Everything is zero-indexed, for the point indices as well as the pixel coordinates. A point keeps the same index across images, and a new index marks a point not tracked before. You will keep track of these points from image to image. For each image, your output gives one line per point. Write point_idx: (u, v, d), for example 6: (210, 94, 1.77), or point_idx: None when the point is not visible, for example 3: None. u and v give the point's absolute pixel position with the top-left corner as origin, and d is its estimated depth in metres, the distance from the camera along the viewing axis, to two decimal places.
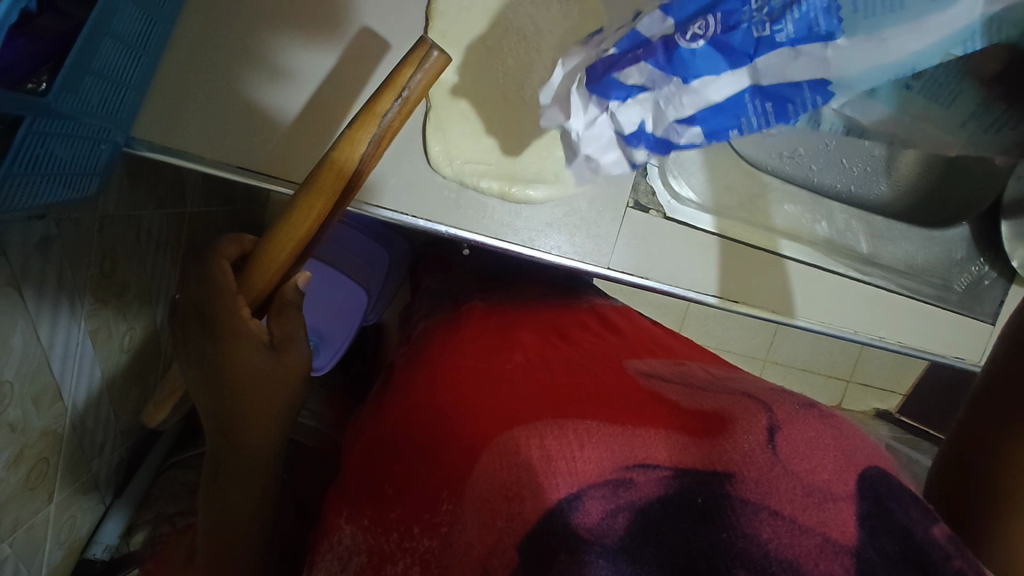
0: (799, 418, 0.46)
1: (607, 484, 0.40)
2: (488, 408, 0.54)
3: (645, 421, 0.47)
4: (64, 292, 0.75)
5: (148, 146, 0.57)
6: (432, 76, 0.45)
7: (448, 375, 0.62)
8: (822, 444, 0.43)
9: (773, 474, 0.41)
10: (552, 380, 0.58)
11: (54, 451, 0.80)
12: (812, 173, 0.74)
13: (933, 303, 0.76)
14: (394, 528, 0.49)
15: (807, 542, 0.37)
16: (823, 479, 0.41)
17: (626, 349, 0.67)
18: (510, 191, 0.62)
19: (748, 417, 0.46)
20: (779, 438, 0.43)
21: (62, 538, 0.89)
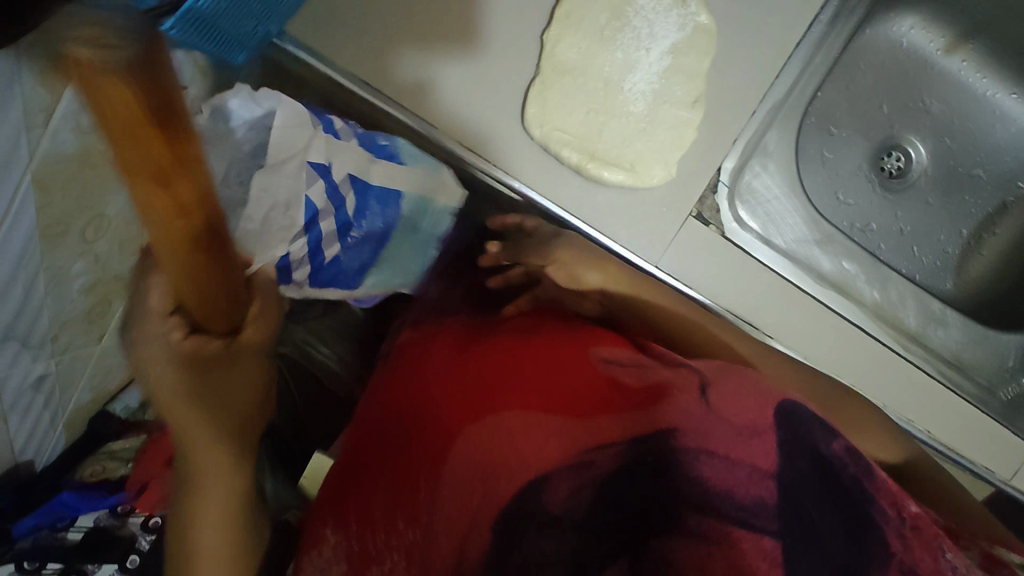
0: (726, 371, 0.47)
1: (578, 470, 0.40)
2: (458, 384, 0.50)
3: (604, 404, 0.45)
4: None
5: (296, 43, 0.65)
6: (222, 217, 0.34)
7: (424, 342, 0.58)
8: (745, 389, 0.44)
9: (706, 424, 0.41)
10: (522, 340, 0.53)
11: (117, 296, 0.88)
12: (880, 249, 0.85)
13: (972, 403, 0.73)
14: (365, 509, 0.45)
15: (737, 473, 0.39)
16: (749, 418, 0.42)
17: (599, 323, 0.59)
18: (587, 166, 0.67)
19: (678, 376, 0.46)
20: (711, 395, 0.44)
21: (94, 384, 0.95)
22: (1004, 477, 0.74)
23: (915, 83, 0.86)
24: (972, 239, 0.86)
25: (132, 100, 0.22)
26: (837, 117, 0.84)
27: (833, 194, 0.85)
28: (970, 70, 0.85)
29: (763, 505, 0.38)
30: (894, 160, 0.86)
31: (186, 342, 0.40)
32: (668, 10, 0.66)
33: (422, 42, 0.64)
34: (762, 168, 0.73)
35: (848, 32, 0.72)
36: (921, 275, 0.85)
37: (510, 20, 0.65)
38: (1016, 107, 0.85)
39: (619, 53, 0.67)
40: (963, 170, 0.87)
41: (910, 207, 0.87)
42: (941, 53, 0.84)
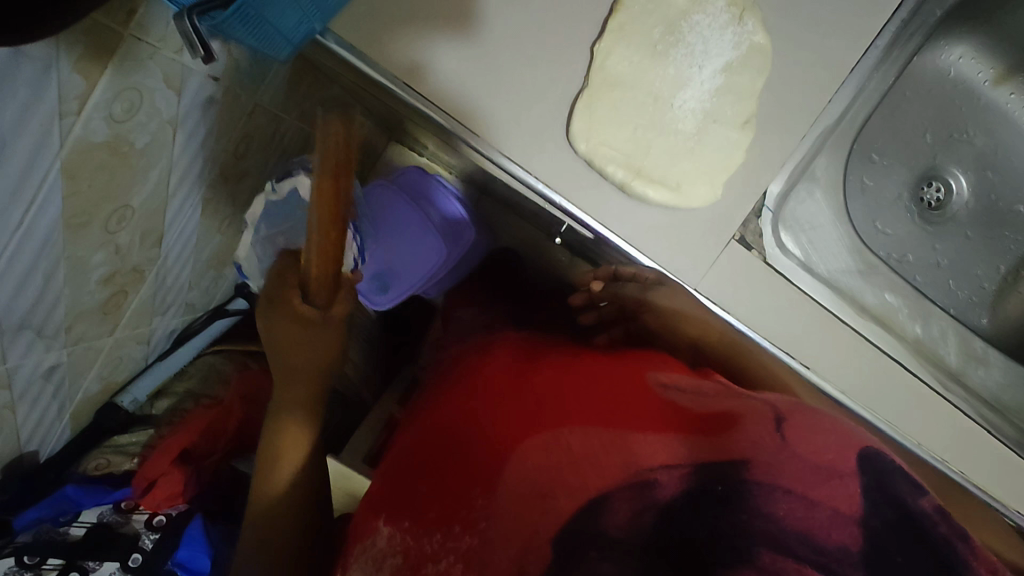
0: (803, 410, 0.47)
1: (642, 486, 0.39)
2: (517, 411, 0.52)
3: (665, 426, 0.46)
4: (201, 152, 0.83)
5: (338, 42, 0.61)
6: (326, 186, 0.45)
7: (480, 376, 0.62)
8: (825, 429, 0.43)
9: (783, 457, 0.40)
10: (576, 373, 0.56)
11: (134, 288, 0.86)
12: (919, 280, 0.83)
13: (1010, 447, 0.71)
14: (423, 517, 0.46)
15: (817, 513, 0.36)
16: (829, 458, 0.40)
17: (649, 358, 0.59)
18: (631, 183, 0.65)
19: (753, 412, 0.45)
20: (785, 427, 0.43)
21: (103, 375, 0.92)
22: None
23: (959, 114, 0.84)
24: (1009, 276, 0.85)
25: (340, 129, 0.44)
26: (881, 144, 0.83)
27: (874, 222, 0.83)
28: (1016, 103, 0.84)
29: (846, 552, 0.35)
30: (934, 191, 0.85)
31: (307, 309, 0.54)
32: (724, 28, 0.64)
33: (472, 48, 0.62)
34: (807, 193, 0.71)
35: (904, 59, 0.71)
36: (957, 310, 0.83)
37: (561, 27, 0.62)
38: None
39: (671, 68, 0.65)
40: (1004, 206, 0.85)
41: (949, 239, 0.85)
42: (988, 85, 0.83)
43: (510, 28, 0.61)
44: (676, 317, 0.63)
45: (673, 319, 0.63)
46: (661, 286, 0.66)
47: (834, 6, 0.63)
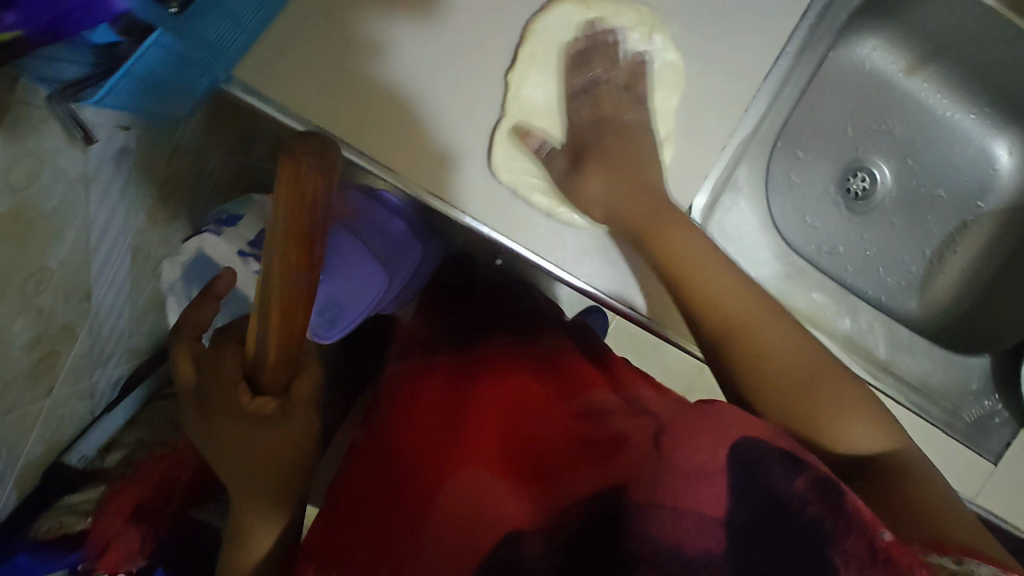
0: (686, 414, 0.49)
1: (557, 523, 0.46)
2: (439, 444, 0.56)
3: (569, 460, 0.51)
4: (121, 203, 0.80)
5: (242, 87, 0.60)
6: (291, 258, 0.35)
7: (416, 404, 0.63)
8: (701, 428, 0.45)
9: (657, 474, 0.44)
10: (507, 402, 0.60)
11: (65, 348, 0.83)
12: (847, 272, 0.86)
13: (938, 426, 0.75)
14: (353, 554, 0.49)
15: (685, 524, 0.41)
16: (701, 460, 0.42)
17: (558, 379, 0.65)
18: (557, 210, 0.66)
19: (639, 432, 0.50)
20: (663, 440, 0.47)
21: (46, 436, 0.89)
22: (970, 497, 0.76)
23: (879, 105, 0.86)
24: (934, 258, 0.88)
25: (311, 175, 0.32)
26: (804, 141, 0.85)
27: (801, 218, 0.86)
28: (930, 91, 0.85)
29: (710, 554, 0.39)
30: (859, 181, 0.87)
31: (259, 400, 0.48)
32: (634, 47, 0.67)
33: (384, 89, 0.61)
34: (733, 200, 0.72)
35: (816, 62, 0.71)
36: (885, 296, 0.86)
37: (469, 61, 0.62)
38: (973, 127, 0.85)
39: (584, 94, 0.68)
40: (925, 191, 0.88)
41: (876, 227, 0.88)
42: (901, 75, 0.84)
43: (421, 68, 0.61)
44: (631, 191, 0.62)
45: (622, 190, 0.62)
46: (606, 168, 0.64)
47: (737, 21, 0.65)
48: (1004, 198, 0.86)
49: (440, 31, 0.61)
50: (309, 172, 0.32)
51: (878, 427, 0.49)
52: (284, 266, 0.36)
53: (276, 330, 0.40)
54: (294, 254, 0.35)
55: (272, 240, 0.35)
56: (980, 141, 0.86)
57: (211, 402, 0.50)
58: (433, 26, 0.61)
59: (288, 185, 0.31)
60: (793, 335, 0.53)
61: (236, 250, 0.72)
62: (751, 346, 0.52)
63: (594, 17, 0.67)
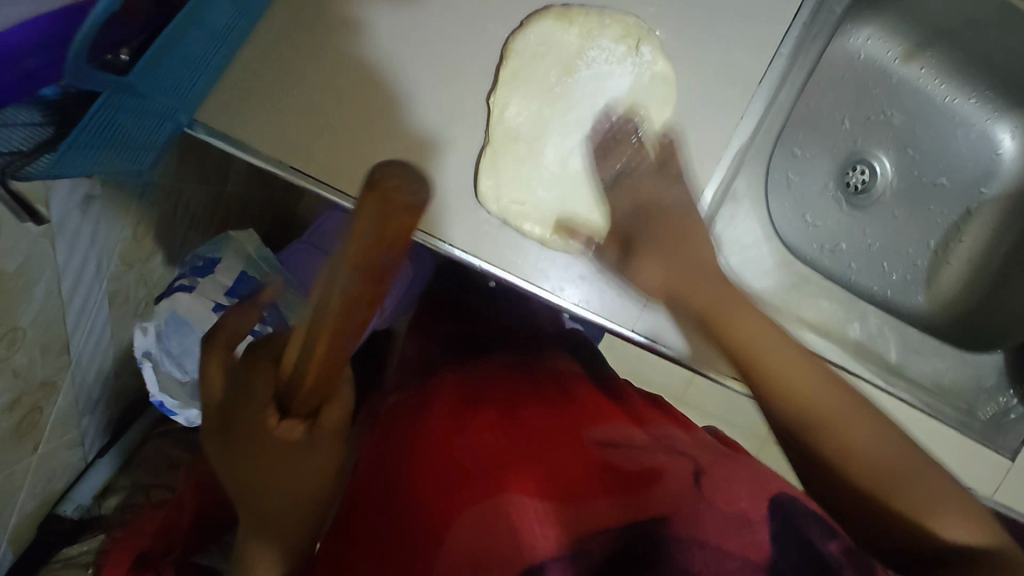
0: (721, 466, 0.51)
1: (586, 542, 0.44)
2: (452, 462, 0.52)
3: (597, 484, 0.49)
4: (94, 251, 0.76)
5: (208, 130, 0.58)
6: (366, 258, 0.27)
7: (424, 415, 0.59)
8: (739, 480, 0.48)
9: (699, 511, 0.45)
10: (523, 417, 0.58)
11: (48, 402, 0.80)
12: (851, 269, 0.84)
13: (954, 428, 0.73)
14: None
15: (730, 564, 0.42)
16: (741, 506, 0.45)
17: (580, 397, 0.62)
18: (550, 238, 0.62)
19: (676, 466, 0.50)
20: (703, 481, 0.48)
21: (37, 490, 0.87)
22: (988, 494, 0.73)
23: (875, 95, 0.83)
24: (939, 249, 0.85)
25: (382, 200, 0.25)
26: (800, 138, 0.82)
27: (801, 217, 0.83)
28: (928, 78, 0.82)
29: None
30: (859, 174, 0.84)
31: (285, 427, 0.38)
32: (623, 59, 0.63)
33: (358, 123, 0.59)
34: (732, 212, 0.69)
35: (811, 63, 0.67)
36: (891, 291, 0.84)
37: (447, 87, 0.60)
38: (973, 113, 0.83)
39: (573, 116, 0.63)
40: (926, 180, 0.85)
41: (879, 221, 0.85)
42: (898, 63, 0.81)
43: (396, 99, 0.59)
44: (677, 273, 0.58)
45: (676, 274, 0.58)
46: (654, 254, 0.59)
47: (730, 27, 0.61)
48: (1008, 183, 0.83)
49: (411, 59, 0.59)
50: (404, 193, 0.25)
51: (977, 519, 0.41)
52: (342, 305, 0.29)
53: (320, 348, 0.32)
54: (351, 286, 0.28)
55: (338, 259, 0.28)
56: (981, 127, 0.83)
57: (232, 421, 0.41)
58: (404, 53, 0.59)
59: (373, 205, 0.25)
60: (870, 413, 0.46)
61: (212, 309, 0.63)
62: (830, 428, 0.44)
63: (578, 31, 0.62)
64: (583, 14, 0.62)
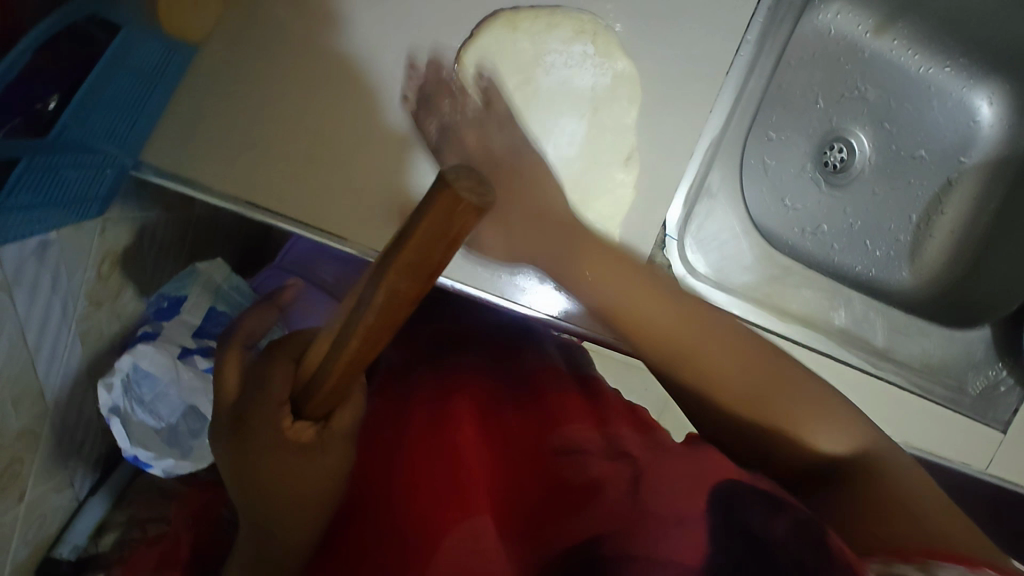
0: (662, 460, 0.46)
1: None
2: (430, 482, 0.48)
3: (569, 508, 0.45)
4: (58, 296, 0.73)
5: (155, 171, 0.56)
6: (418, 266, 0.25)
7: (405, 416, 0.57)
8: (680, 478, 0.42)
9: (634, 516, 0.41)
10: (494, 436, 0.54)
11: (30, 452, 0.78)
12: (833, 251, 0.82)
13: (945, 406, 0.72)
14: None
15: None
16: (677, 507, 0.40)
17: (550, 395, 0.59)
18: None
19: (616, 468, 0.46)
20: (643, 484, 0.43)
21: (29, 538, 0.85)
22: (978, 469, 0.72)
23: (848, 70, 0.81)
24: (921, 222, 0.84)
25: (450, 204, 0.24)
26: (774, 121, 0.80)
27: (779, 201, 0.82)
28: (901, 49, 0.80)
29: None
30: (836, 152, 0.83)
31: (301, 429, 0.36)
32: (582, 60, 0.60)
33: (315, 152, 0.57)
34: (709, 208, 0.67)
35: (779, 47, 0.65)
36: (875, 270, 0.83)
37: (403, 107, 0.58)
38: (948, 81, 0.81)
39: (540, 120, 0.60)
40: (906, 154, 0.83)
41: (859, 199, 0.84)
42: (869, 36, 0.79)
43: (352, 125, 0.58)
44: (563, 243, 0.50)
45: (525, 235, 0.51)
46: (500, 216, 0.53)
47: (695, 18, 0.59)
48: (989, 150, 0.82)
49: (364, 82, 0.57)
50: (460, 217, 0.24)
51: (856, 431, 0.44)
52: (382, 309, 0.27)
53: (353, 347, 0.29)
54: (402, 287, 0.26)
55: (383, 261, 0.26)
56: (958, 96, 0.81)
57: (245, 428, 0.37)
58: (354, 74, 0.57)
59: (440, 212, 0.24)
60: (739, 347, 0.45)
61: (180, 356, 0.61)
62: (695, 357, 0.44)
63: (525, 37, 0.59)
64: (530, 18, 0.59)
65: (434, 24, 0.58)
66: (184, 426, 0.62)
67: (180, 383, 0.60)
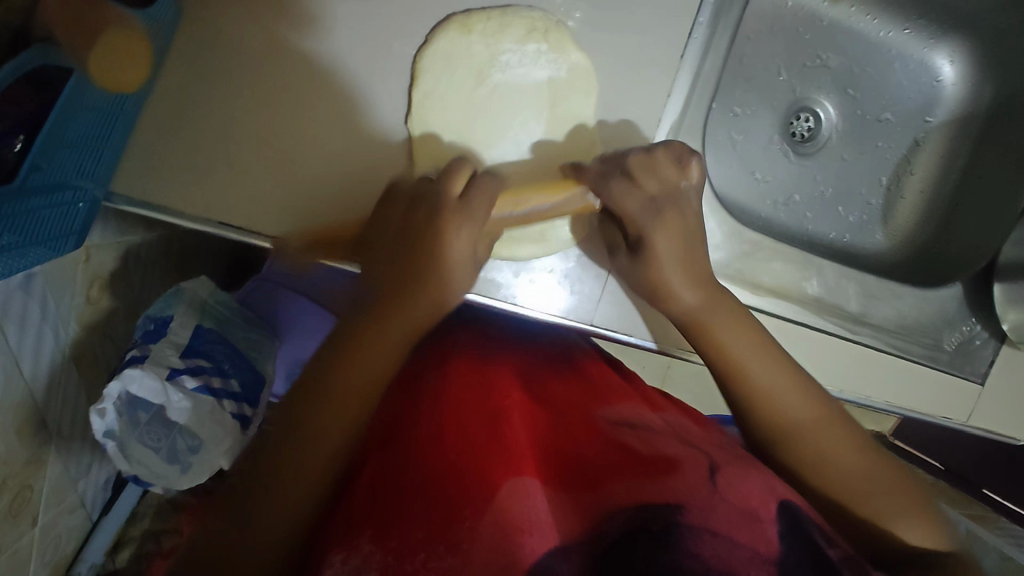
0: (734, 463, 0.52)
1: (603, 520, 0.44)
2: (491, 443, 0.54)
3: (632, 468, 0.50)
4: (49, 324, 0.74)
5: (127, 201, 0.57)
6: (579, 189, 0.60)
7: (446, 392, 0.63)
8: (751, 479, 0.48)
9: (712, 501, 0.45)
10: (539, 417, 0.60)
11: (38, 477, 0.80)
12: (806, 220, 0.83)
13: (922, 363, 0.74)
14: (409, 534, 0.44)
15: (739, 554, 0.41)
16: (753, 505, 0.45)
17: (594, 394, 0.67)
18: (496, 249, 0.62)
19: (690, 461, 0.51)
20: (717, 474, 0.49)
21: (46, 558, 0.88)
22: (960, 421, 0.75)
23: (808, 40, 0.81)
24: (891, 185, 0.85)
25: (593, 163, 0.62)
26: (739, 96, 0.81)
27: (750, 174, 0.83)
28: (860, 15, 0.80)
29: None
30: (803, 122, 0.84)
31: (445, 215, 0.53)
32: (536, 58, 0.61)
33: (281, 168, 0.59)
34: None
35: (733, 25, 0.65)
36: (849, 235, 0.84)
37: (364, 116, 0.59)
38: (909, 43, 0.82)
39: (500, 114, 0.61)
40: (871, 119, 0.84)
41: (828, 167, 0.85)
42: (827, 4, 0.80)
43: (318, 138, 0.59)
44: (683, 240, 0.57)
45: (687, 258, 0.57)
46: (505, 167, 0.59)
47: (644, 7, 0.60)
48: (954, 109, 0.82)
49: (325, 95, 0.58)
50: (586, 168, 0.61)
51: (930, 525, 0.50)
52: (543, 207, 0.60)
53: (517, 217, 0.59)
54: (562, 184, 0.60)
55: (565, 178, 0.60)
56: (919, 57, 0.82)
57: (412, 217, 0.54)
58: (314, 89, 0.58)
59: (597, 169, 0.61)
60: (769, 351, 0.57)
61: (167, 377, 0.61)
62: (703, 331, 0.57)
63: (480, 39, 0.60)
64: (483, 20, 0.60)
65: (387, 32, 0.59)
66: (182, 442, 0.64)
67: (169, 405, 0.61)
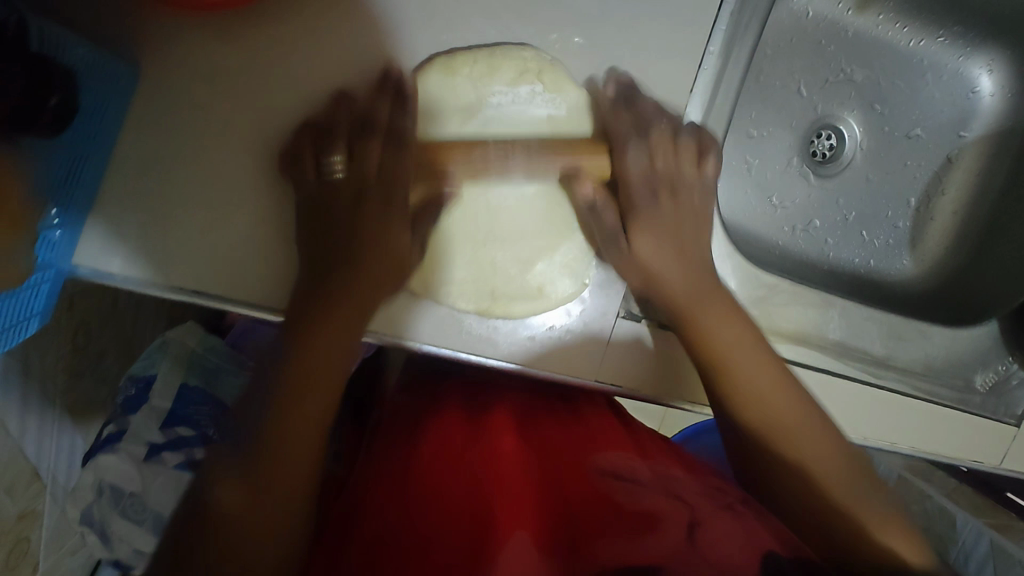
0: (717, 515, 0.48)
1: None
2: (483, 497, 0.51)
3: (618, 528, 0.47)
4: (33, 379, 0.72)
5: (89, 272, 0.53)
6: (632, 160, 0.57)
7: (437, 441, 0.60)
8: (734, 537, 0.45)
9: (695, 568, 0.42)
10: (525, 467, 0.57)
11: (35, 529, 0.78)
12: (828, 247, 0.77)
13: (953, 406, 0.69)
14: None
15: None
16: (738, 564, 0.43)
17: (581, 439, 0.63)
18: (490, 308, 0.58)
19: (671, 515, 0.48)
20: (699, 533, 0.46)
21: None
22: (994, 465, 0.70)
23: (830, 52, 0.74)
24: (920, 205, 0.78)
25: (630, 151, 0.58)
26: (754, 117, 0.75)
27: (766, 200, 0.77)
28: (888, 23, 0.73)
29: None
30: (825, 140, 0.77)
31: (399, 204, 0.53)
32: (530, 99, 0.56)
33: (252, 230, 0.54)
34: None
35: (747, 55, 0.59)
36: (874, 260, 0.78)
37: None
38: (942, 53, 0.75)
39: None
40: (899, 135, 0.77)
41: (852, 189, 0.78)
42: (851, 14, 0.73)
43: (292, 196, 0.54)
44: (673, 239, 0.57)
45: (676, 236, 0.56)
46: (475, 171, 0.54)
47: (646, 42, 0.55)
48: (991, 123, 0.76)
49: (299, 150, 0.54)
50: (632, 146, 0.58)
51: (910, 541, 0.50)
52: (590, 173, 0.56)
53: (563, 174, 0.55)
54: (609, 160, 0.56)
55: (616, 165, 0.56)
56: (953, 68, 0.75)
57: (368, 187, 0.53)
58: (286, 146, 0.53)
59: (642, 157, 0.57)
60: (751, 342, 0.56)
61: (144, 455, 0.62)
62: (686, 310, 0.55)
63: (467, 83, 0.55)
64: (468, 63, 0.55)
65: (366, 77, 0.53)
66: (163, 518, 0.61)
67: (149, 484, 0.61)
